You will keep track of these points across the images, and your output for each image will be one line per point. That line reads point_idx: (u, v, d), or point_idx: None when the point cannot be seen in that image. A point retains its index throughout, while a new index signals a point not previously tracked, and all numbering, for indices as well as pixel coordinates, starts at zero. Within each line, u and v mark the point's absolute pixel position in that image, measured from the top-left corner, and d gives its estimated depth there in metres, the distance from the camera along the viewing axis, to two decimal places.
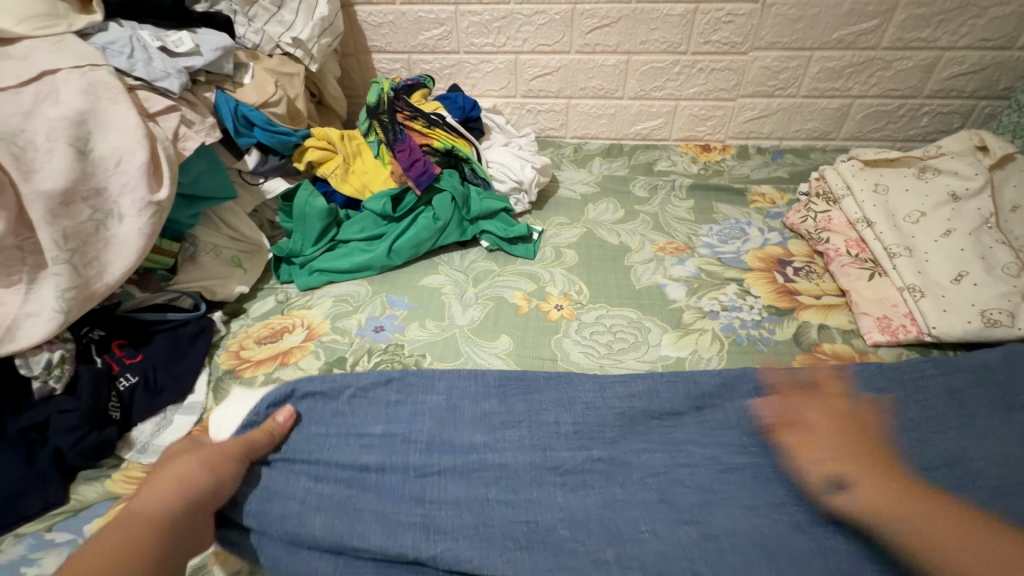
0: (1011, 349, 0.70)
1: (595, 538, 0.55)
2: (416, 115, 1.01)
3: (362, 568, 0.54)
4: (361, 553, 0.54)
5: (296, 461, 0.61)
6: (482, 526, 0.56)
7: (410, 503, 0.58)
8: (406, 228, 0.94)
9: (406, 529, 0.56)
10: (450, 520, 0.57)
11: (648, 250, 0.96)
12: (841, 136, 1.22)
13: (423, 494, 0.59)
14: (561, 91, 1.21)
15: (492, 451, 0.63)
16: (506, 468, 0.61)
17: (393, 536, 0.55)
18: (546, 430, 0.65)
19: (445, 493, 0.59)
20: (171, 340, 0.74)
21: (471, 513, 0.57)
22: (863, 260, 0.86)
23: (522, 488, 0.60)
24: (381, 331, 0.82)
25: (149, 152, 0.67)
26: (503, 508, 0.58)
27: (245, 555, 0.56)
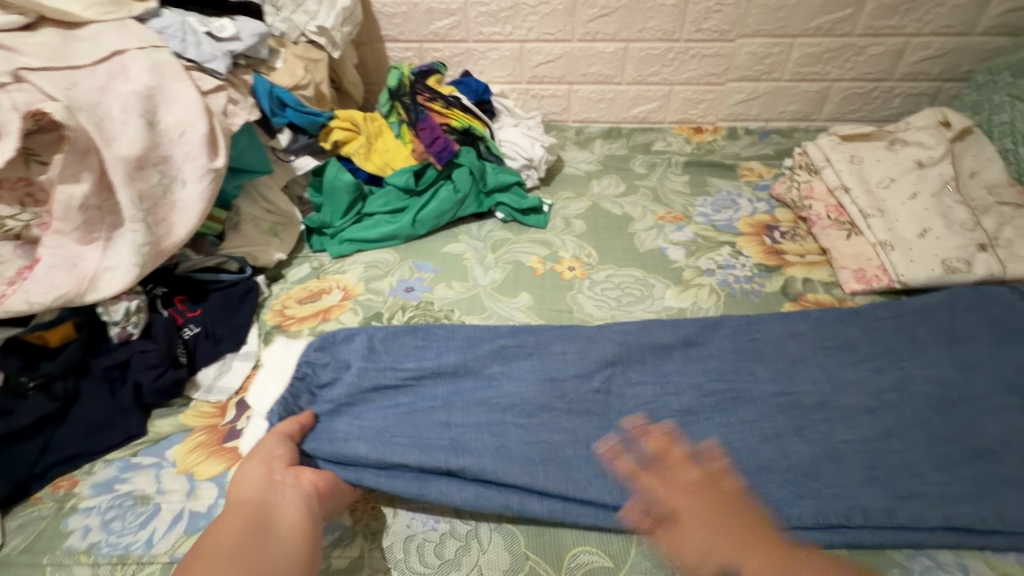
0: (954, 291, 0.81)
1: (595, 451, 0.64)
2: (434, 97, 1.08)
3: (400, 476, 0.61)
4: (400, 465, 0.61)
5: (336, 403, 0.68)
6: (502, 445, 0.64)
7: (438, 427, 0.65)
8: (428, 201, 1.02)
9: (437, 448, 0.62)
10: (473, 440, 0.64)
11: (650, 219, 1.05)
12: (821, 118, 1.32)
13: (449, 420, 0.66)
14: (563, 77, 1.30)
15: (506, 379, 0.71)
16: (520, 397, 0.69)
17: (427, 452, 0.61)
18: (554, 358, 0.73)
19: (467, 418, 0.66)
20: (224, 298, 0.82)
21: (490, 435, 0.65)
22: (841, 223, 0.95)
23: (534, 412, 0.68)
24: (412, 291, 0.91)
25: (208, 125, 0.75)
26: (518, 431, 0.65)
27: None
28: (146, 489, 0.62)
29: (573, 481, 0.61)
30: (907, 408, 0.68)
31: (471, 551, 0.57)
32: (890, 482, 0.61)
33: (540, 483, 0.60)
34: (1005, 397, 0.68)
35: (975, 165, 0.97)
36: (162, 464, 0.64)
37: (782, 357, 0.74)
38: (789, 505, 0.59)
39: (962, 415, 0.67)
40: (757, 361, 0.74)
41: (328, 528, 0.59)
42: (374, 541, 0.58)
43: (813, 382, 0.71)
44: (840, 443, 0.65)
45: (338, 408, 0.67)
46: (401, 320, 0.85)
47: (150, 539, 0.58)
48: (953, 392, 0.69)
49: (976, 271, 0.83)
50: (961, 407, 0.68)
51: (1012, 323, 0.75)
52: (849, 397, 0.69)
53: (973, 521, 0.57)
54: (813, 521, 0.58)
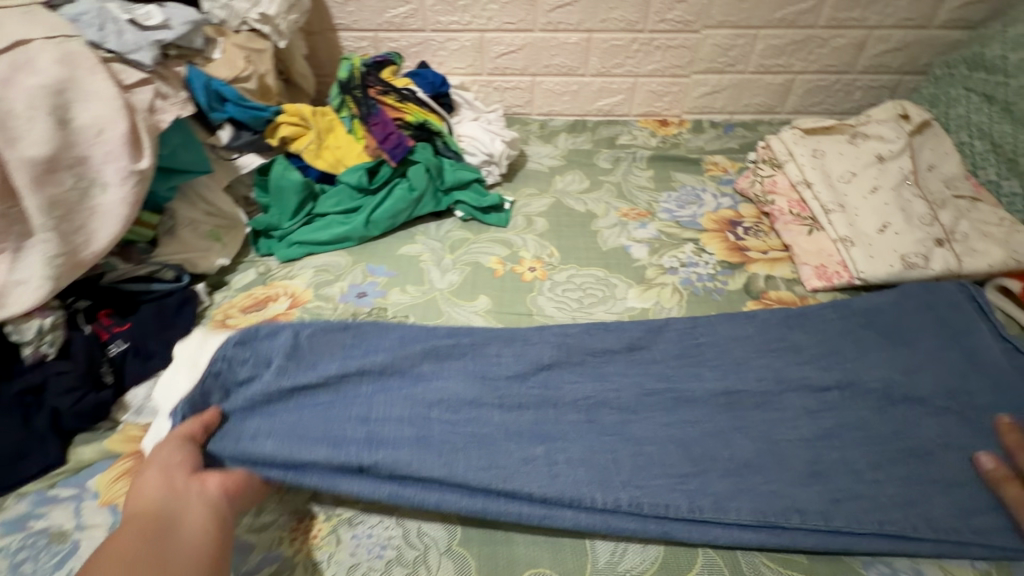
0: (904, 291, 0.80)
1: (526, 441, 0.62)
2: (388, 89, 1.04)
3: (312, 476, 0.58)
4: (310, 463, 0.58)
5: (248, 402, 0.62)
6: (422, 437, 0.61)
7: (355, 422, 0.62)
8: (382, 200, 0.97)
9: (351, 443, 0.59)
10: (392, 434, 0.61)
11: (614, 216, 1.03)
12: (785, 110, 1.32)
13: (368, 414, 0.63)
14: (526, 69, 1.26)
15: (436, 377, 0.67)
16: (448, 392, 0.65)
17: (339, 449, 0.59)
18: (488, 362, 0.69)
19: (388, 412, 0.63)
20: (157, 309, 0.76)
21: (412, 428, 0.62)
22: (803, 218, 0.95)
23: (460, 407, 0.65)
24: (364, 297, 0.86)
25: (129, 122, 0.68)
26: (443, 425, 0.62)
27: None
28: (64, 524, 0.57)
29: (495, 472, 0.58)
30: (858, 408, 0.67)
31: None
32: (830, 480, 0.60)
33: (457, 474, 0.58)
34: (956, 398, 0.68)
35: (933, 158, 0.98)
36: (83, 496, 0.59)
37: (743, 359, 0.73)
38: (727, 499, 0.58)
39: (916, 413, 0.67)
40: (716, 362, 0.72)
41: (267, 559, 0.55)
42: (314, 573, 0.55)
43: (769, 381, 0.70)
44: (780, 443, 0.63)
45: (250, 410, 0.62)
46: None
47: None
48: (898, 389, 0.69)
49: (934, 265, 0.83)
50: (908, 405, 0.67)
51: (958, 322, 0.76)
52: (790, 398, 0.68)
53: (905, 530, 0.57)
54: (750, 517, 0.57)
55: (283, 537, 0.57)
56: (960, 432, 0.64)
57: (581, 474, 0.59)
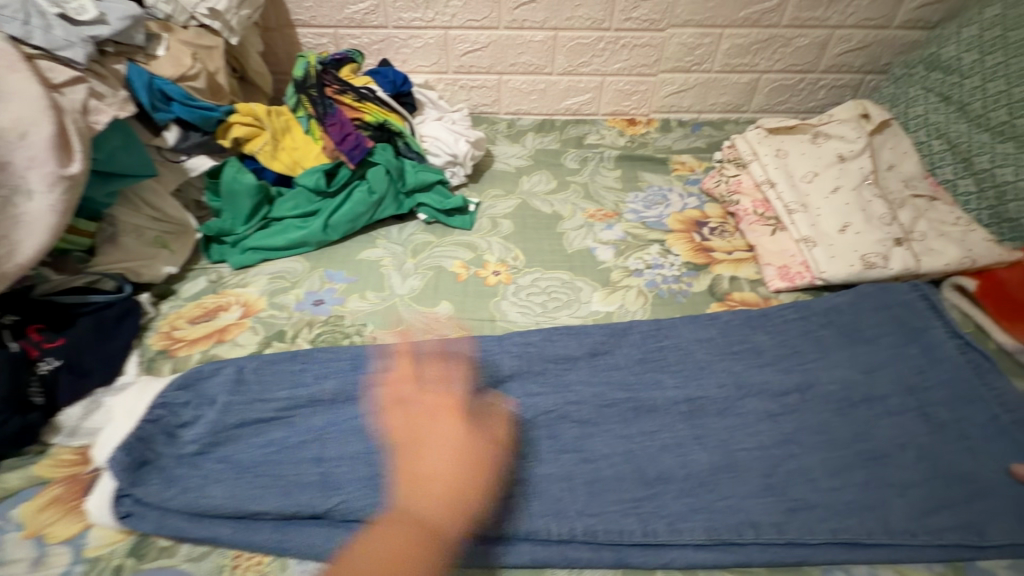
0: (861, 292, 0.81)
1: (483, 472, 0.59)
2: (345, 89, 1.01)
3: (262, 528, 0.54)
4: (261, 515, 0.54)
5: (190, 446, 0.59)
6: (377, 476, 0.57)
7: (308, 463, 0.58)
8: (341, 203, 0.94)
9: (304, 488, 0.56)
10: (347, 473, 0.57)
11: (580, 217, 1.01)
12: (751, 109, 1.32)
13: (323, 453, 0.59)
14: (492, 67, 1.23)
15: None
16: None
17: (291, 496, 0.55)
18: None
19: (343, 449, 0.59)
20: (95, 321, 0.72)
21: (366, 465, 0.58)
22: (767, 218, 0.95)
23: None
24: (321, 304, 0.83)
25: (55, 124, 0.64)
26: (398, 457, 0.59)
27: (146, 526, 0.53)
28: None
29: None
30: (817, 412, 0.67)
31: None
32: (788, 486, 0.60)
33: None
34: (914, 399, 0.68)
35: (893, 158, 0.99)
36: (5, 524, 0.55)
37: (706, 364, 0.72)
38: (680, 520, 0.57)
39: (875, 414, 0.67)
40: (678, 367, 0.71)
41: None
42: None
43: (730, 386, 0.69)
44: (739, 451, 0.63)
45: (194, 455, 0.58)
46: (306, 337, 0.77)
47: None
48: (855, 392, 0.69)
49: (893, 265, 0.83)
50: (866, 407, 0.67)
51: (915, 321, 0.76)
52: (749, 402, 0.67)
53: (861, 535, 0.57)
54: (704, 537, 0.56)
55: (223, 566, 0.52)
56: (915, 433, 0.64)
57: (536, 507, 0.58)
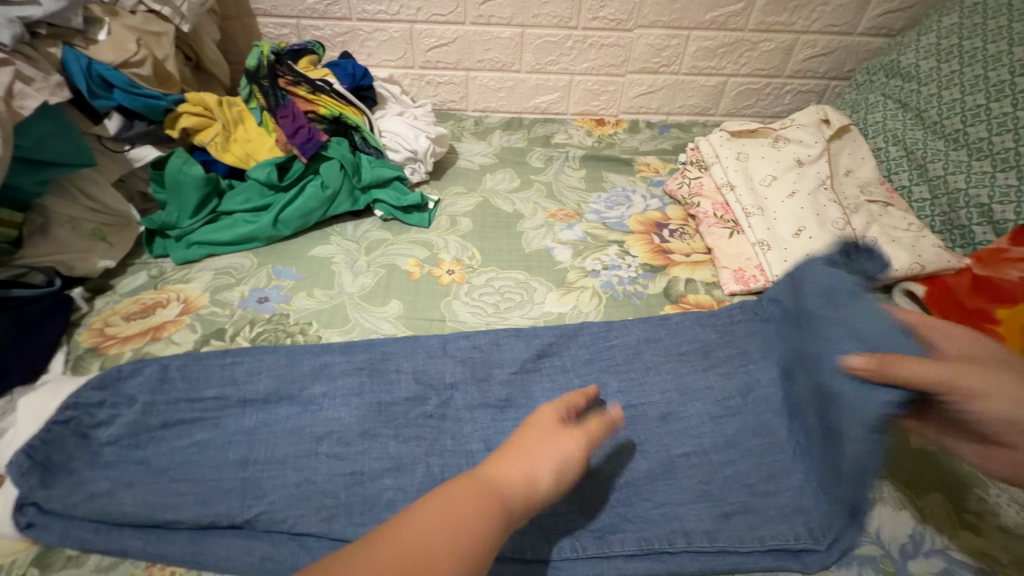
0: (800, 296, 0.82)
1: (415, 484, 0.56)
2: (298, 81, 0.98)
3: (175, 539, 0.51)
4: (175, 525, 0.51)
5: (107, 446, 0.57)
6: (304, 484, 0.55)
7: (233, 467, 0.56)
8: (293, 197, 0.91)
9: (223, 496, 0.53)
10: (270, 480, 0.55)
11: (540, 216, 1.00)
12: (719, 112, 1.32)
13: (249, 456, 0.57)
14: (458, 63, 1.21)
15: (327, 403, 0.62)
16: (338, 423, 0.60)
17: (208, 505, 0.52)
18: (386, 379, 0.65)
19: (272, 452, 0.57)
20: (18, 318, 0.67)
21: (294, 471, 0.56)
22: (726, 221, 0.95)
23: (352, 440, 0.59)
24: (266, 302, 0.80)
25: None
26: (329, 463, 0.57)
27: (51, 535, 0.50)
28: None
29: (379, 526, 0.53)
30: (759, 414, 0.67)
31: None
32: (725, 492, 0.59)
33: (337, 531, 0.52)
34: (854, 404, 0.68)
35: (850, 163, 1.00)
36: None
37: (655, 369, 0.71)
38: (612, 531, 0.57)
39: None
40: (625, 372, 0.71)
41: None
42: None
43: (675, 392, 0.69)
44: (677, 457, 0.63)
45: (109, 456, 0.56)
46: (246, 336, 0.74)
47: None
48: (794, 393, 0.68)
49: None
50: None
51: None
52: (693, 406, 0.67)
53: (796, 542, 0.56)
54: (635, 547, 0.55)
55: None
56: None
57: None
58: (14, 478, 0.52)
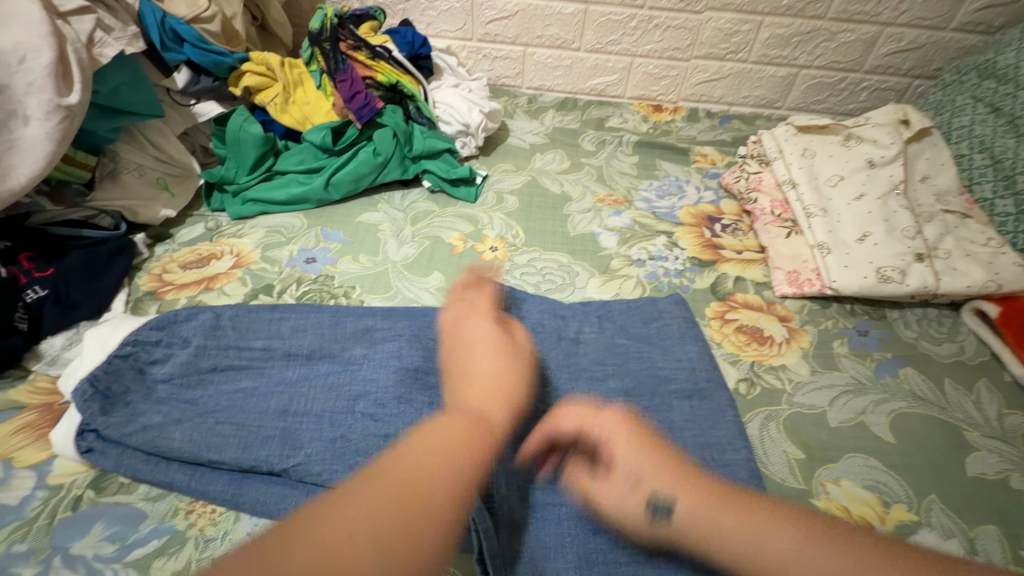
0: (850, 307, 0.80)
1: None
2: (359, 45, 0.98)
3: (216, 479, 0.53)
4: (217, 465, 0.53)
5: (161, 383, 0.59)
6: (339, 440, 0.55)
7: (273, 416, 0.57)
8: (345, 162, 0.92)
9: (262, 443, 0.54)
10: (308, 431, 0.56)
11: (588, 200, 0.98)
12: (785, 106, 1.25)
13: (289, 406, 0.58)
14: (517, 38, 1.19)
15: (367, 363, 0.62)
16: (376, 385, 0.60)
17: (249, 450, 0.54)
18: (426, 346, 0.65)
19: (311, 406, 0.58)
20: (87, 257, 0.72)
21: (330, 426, 0.56)
22: (784, 220, 0.91)
23: (388, 402, 0.58)
24: (313, 263, 0.82)
25: (56, 51, 0.64)
26: (365, 422, 0.56)
27: (107, 463, 0.54)
28: None
29: None
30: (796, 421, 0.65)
31: None
32: None
33: None
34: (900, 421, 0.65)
35: (928, 169, 0.93)
36: None
37: (704, 351, 0.66)
38: None
39: (854, 431, 0.64)
40: (675, 353, 0.65)
41: (158, 530, 0.51)
42: (204, 551, 0.50)
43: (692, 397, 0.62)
44: None
45: (164, 391, 0.59)
46: (293, 294, 0.76)
47: None
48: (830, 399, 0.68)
49: (910, 282, 0.78)
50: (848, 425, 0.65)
51: (903, 342, 0.75)
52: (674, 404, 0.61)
53: None
54: None
55: (178, 509, 0.53)
56: (897, 459, 0.62)
57: None
58: (78, 405, 0.55)
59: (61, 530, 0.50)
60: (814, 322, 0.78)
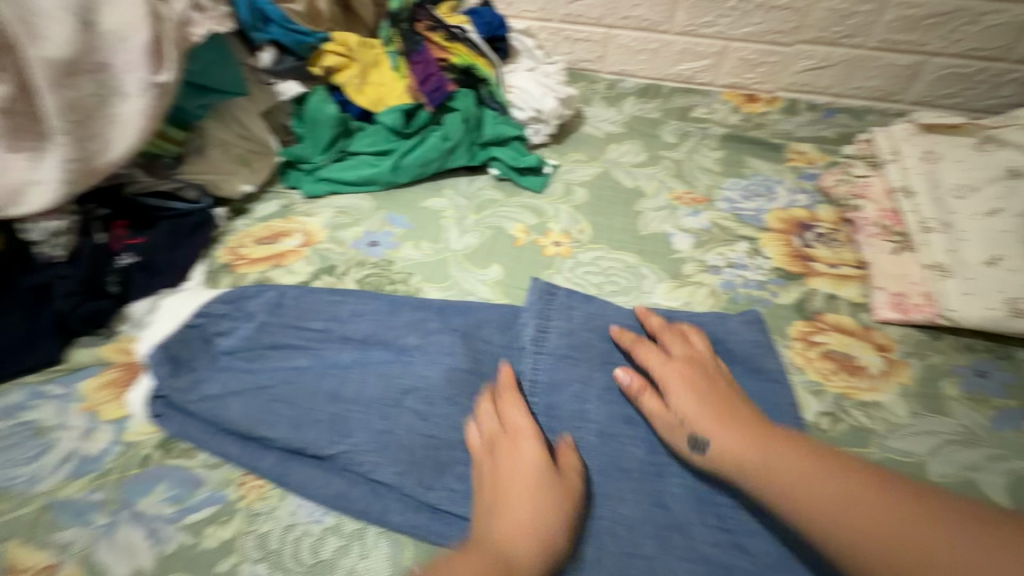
0: (967, 341, 0.69)
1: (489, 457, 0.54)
2: (437, 26, 0.98)
3: (266, 456, 0.55)
4: (269, 441, 0.55)
5: (225, 355, 0.62)
6: (385, 434, 0.55)
7: (324, 399, 0.58)
8: (414, 146, 0.91)
9: (312, 425, 0.56)
10: (357, 422, 0.56)
11: (664, 198, 0.91)
12: (905, 99, 1.10)
13: (340, 391, 0.58)
14: (601, 18, 1.11)
15: (419, 355, 0.61)
16: (426, 381, 0.59)
17: (299, 431, 0.55)
18: (478, 346, 0.63)
19: (361, 393, 0.58)
20: (172, 228, 0.77)
21: (379, 418, 0.56)
22: (892, 233, 0.79)
23: (436, 402, 0.57)
24: (376, 247, 0.82)
25: (151, 31, 0.67)
26: (412, 418, 0.56)
27: (170, 428, 0.57)
28: (49, 420, 0.59)
29: (447, 493, 0.53)
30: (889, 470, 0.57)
31: (350, 553, 0.50)
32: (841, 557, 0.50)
33: (410, 488, 0.53)
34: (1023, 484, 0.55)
35: None
36: (70, 396, 0.61)
37: None
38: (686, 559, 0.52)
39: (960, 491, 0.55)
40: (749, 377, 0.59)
41: (212, 498, 0.53)
42: (252, 524, 0.52)
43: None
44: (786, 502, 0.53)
45: (228, 359, 0.62)
46: (355, 277, 0.77)
47: (36, 474, 0.54)
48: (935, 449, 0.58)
49: None
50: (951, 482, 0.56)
51: None
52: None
53: None
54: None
55: (231, 480, 0.54)
56: None
57: None
58: (151, 367, 0.59)
59: (131, 486, 0.54)
60: (920, 355, 0.67)
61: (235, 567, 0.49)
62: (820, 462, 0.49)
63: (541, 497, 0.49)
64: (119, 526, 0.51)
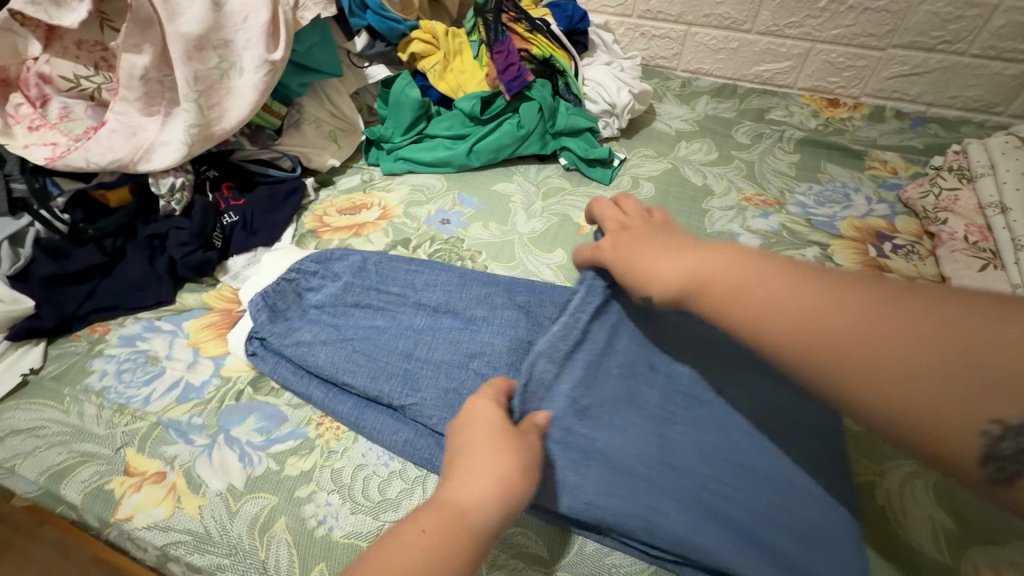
0: None
1: None
2: (520, 18, 1.01)
3: (345, 401, 0.61)
4: (348, 388, 0.61)
5: (314, 308, 0.68)
6: (452, 392, 0.59)
7: (399, 356, 0.62)
8: (489, 132, 0.95)
9: (387, 378, 0.60)
10: (428, 378, 0.60)
11: (732, 197, 0.90)
12: (1007, 112, 1.03)
13: (413, 350, 0.63)
14: (681, 15, 1.11)
15: (485, 326, 0.65)
16: (491, 347, 0.62)
17: (376, 381, 0.60)
18: (539, 323, 0.66)
19: (432, 353, 0.62)
20: (270, 193, 0.84)
21: (446, 377, 0.60)
22: (980, 249, 0.76)
23: (500, 367, 0.60)
24: (447, 224, 0.87)
25: (270, 13, 0.75)
26: (475, 380, 0.59)
27: (263, 367, 0.64)
28: (159, 351, 0.67)
29: None
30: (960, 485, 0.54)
31: (412, 497, 0.55)
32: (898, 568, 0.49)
33: None
34: None
35: None
36: (178, 332, 0.69)
37: None
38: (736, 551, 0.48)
39: None
40: None
41: (293, 433, 0.60)
42: (328, 459, 0.58)
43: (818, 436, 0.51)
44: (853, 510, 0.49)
45: (317, 313, 0.68)
46: (426, 250, 0.82)
47: (148, 397, 0.62)
48: None
49: None
50: None
51: None
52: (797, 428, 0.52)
53: None
54: None
55: (311, 419, 0.61)
56: None
57: None
58: (252, 312, 0.66)
59: (227, 415, 0.61)
60: None
61: (313, 494, 0.55)
62: (770, 261, 0.42)
63: (506, 461, 0.44)
64: (216, 447, 0.58)
